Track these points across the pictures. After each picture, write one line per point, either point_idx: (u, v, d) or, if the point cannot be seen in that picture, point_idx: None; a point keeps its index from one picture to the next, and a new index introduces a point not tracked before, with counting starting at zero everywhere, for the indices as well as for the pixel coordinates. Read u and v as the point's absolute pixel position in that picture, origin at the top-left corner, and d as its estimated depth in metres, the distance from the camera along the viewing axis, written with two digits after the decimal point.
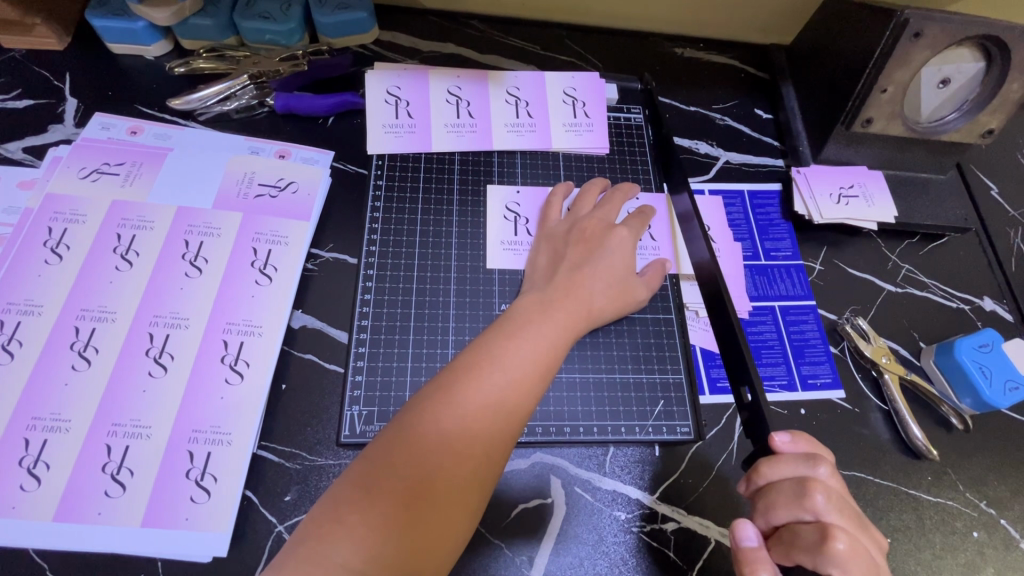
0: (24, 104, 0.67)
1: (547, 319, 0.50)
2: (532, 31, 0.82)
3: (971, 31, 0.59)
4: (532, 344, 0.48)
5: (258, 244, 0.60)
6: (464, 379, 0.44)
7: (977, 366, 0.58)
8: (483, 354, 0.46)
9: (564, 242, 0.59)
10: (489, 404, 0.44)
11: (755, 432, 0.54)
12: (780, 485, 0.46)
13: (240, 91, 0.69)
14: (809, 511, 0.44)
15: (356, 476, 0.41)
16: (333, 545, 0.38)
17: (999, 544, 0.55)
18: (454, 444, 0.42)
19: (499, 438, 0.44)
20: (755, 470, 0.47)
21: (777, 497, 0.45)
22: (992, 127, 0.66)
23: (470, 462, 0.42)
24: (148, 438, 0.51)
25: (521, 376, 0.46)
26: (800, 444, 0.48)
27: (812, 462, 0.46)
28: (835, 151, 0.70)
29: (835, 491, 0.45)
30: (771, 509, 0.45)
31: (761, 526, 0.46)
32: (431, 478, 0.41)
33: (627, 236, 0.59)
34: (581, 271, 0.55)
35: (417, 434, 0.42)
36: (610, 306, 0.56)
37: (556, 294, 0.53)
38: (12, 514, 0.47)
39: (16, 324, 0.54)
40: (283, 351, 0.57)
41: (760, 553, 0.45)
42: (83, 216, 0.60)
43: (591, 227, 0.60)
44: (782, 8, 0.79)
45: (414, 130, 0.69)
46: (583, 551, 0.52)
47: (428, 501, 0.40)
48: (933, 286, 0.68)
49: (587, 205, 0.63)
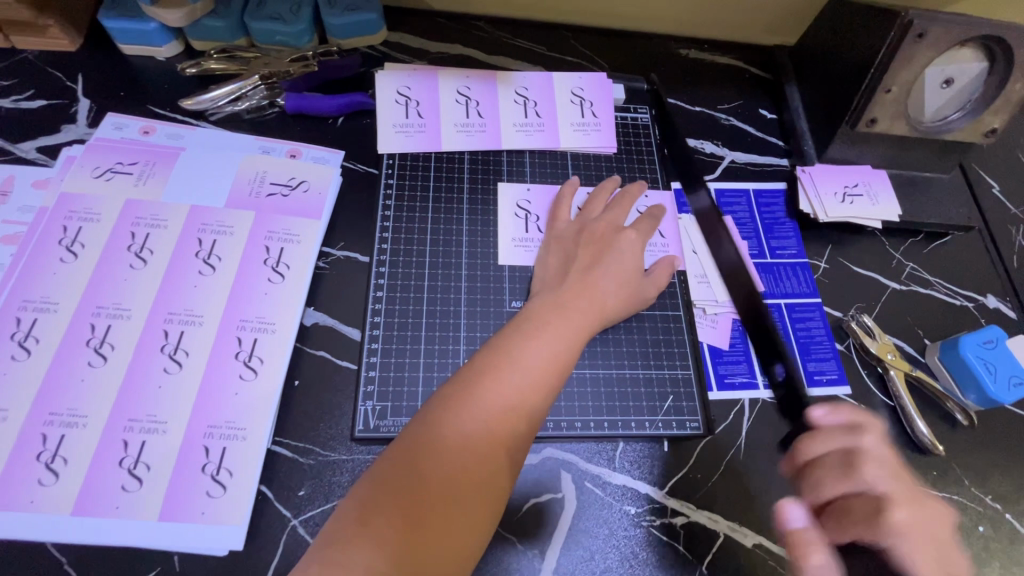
0: (37, 104, 0.68)
1: (561, 319, 0.51)
2: (538, 32, 0.82)
3: (972, 32, 0.60)
4: (548, 344, 0.48)
5: (270, 243, 0.61)
6: (481, 382, 0.45)
7: (981, 361, 0.59)
8: (498, 356, 0.47)
9: (573, 244, 0.60)
10: (508, 406, 0.45)
11: (791, 411, 0.58)
12: (825, 459, 0.47)
13: (251, 91, 0.70)
14: (858, 484, 0.45)
15: (376, 481, 0.41)
16: (356, 550, 0.39)
17: (1005, 538, 0.56)
18: (474, 446, 0.43)
19: (516, 437, 0.44)
20: (798, 448, 0.48)
21: (825, 471, 0.46)
22: (995, 126, 0.67)
23: (489, 462, 0.43)
24: (164, 433, 0.51)
25: (537, 377, 0.46)
26: (839, 415, 0.49)
27: (855, 433, 0.47)
28: (840, 150, 0.70)
29: (883, 461, 0.45)
30: (819, 485, 0.46)
31: (811, 502, 0.46)
32: (451, 481, 0.41)
33: (635, 238, 0.60)
34: (593, 272, 0.56)
35: (436, 437, 0.43)
36: (622, 306, 0.57)
37: (568, 295, 0.54)
38: (31, 508, 0.48)
39: (33, 321, 0.54)
40: (295, 348, 0.58)
41: (809, 535, 0.42)
42: (98, 214, 0.60)
43: (598, 229, 0.61)
44: (787, 9, 0.80)
45: (424, 129, 0.70)
46: (594, 545, 0.53)
47: (448, 504, 0.41)
48: (937, 284, 0.68)
49: (598, 206, 0.64)
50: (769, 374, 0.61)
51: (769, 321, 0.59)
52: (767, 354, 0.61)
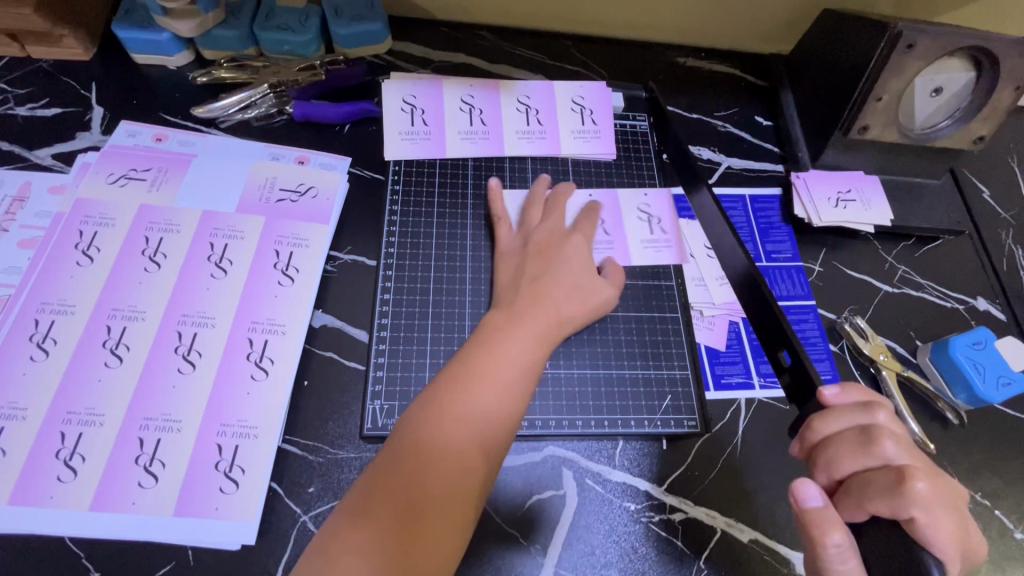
0: (53, 112, 0.70)
1: (522, 326, 0.54)
2: (539, 41, 0.84)
3: (960, 42, 0.62)
4: (509, 351, 0.51)
5: (280, 247, 0.63)
6: (448, 392, 0.48)
7: (971, 361, 0.61)
8: (465, 366, 0.50)
9: (522, 256, 0.62)
10: (478, 407, 0.48)
11: (799, 397, 0.53)
12: (838, 437, 0.44)
13: (261, 99, 0.72)
14: (876, 458, 0.42)
15: (358, 493, 0.44)
16: (344, 557, 0.41)
17: (994, 533, 0.57)
18: (450, 447, 0.46)
19: (488, 437, 0.47)
20: (809, 426, 0.46)
21: (840, 448, 0.44)
22: (984, 133, 0.69)
23: (464, 462, 0.46)
24: (178, 432, 0.53)
25: (500, 383, 0.49)
26: (851, 395, 0.47)
27: (868, 409, 0.44)
28: (834, 156, 0.72)
29: (899, 435, 0.43)
30: (834, 463, 0.43)
31: (824, 481, 0.44)
32: (426, 480, 0.44)
33: (581, 242, 0.63)
34: (544, 280, 0.58)
35: (410, 447, 0.45)
36: (580, 314, 0.59)
37: (523, 303, 0.56)
38: (50, 504, 0.50)
39: (51, 323, 0.56)
40: (305, 349, 0.60)
41: (828, 513, 0.41)
42: (113, 219, 0.62)
43: (545, 239, 0.63)
44: (782, 18, 0.82)
45: (430, 136, 0.71)
46: (596, 540, 0.54)
47: (425, 507, 0.43)
48: (928, 286, 0.70)
49: (536, 214, 0.66)
50: (774, 360, 0.56)
51: (775, 309, 0.55)
52: (772, 339, 0.57)
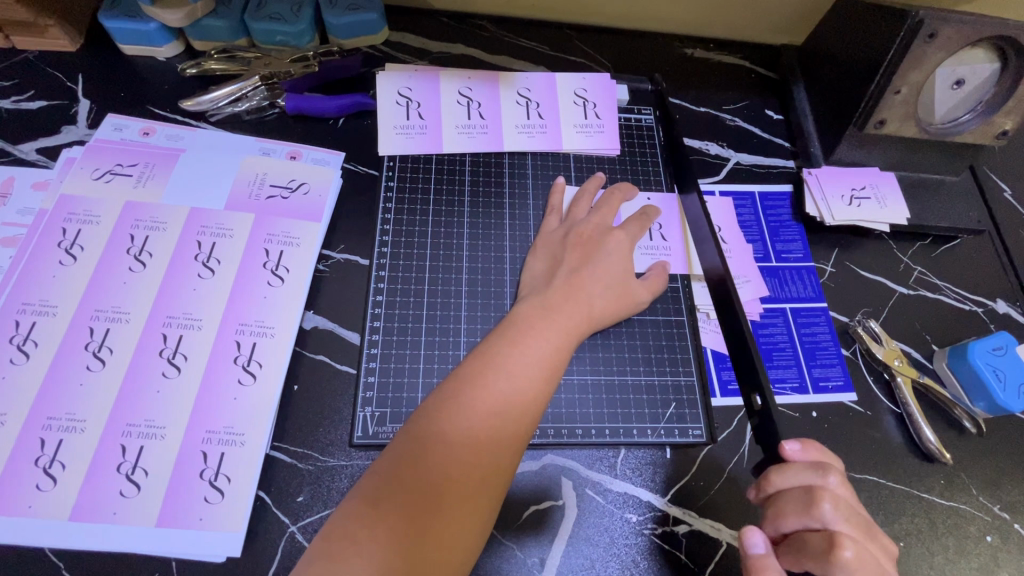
0: (38, 105, 0.68)
1: (549, 323, 0.52)
2: (542, 32, 0.81)
3: (984, 33, 0.58)
4: (536, 350, 0.49)
5: (270, 246, 0.61)
6: (470, 386, 0.46)
7: (991, 368, 0.58)
8: (487, 361, 0.47)
9: (560, 249, 0.60)
10: (503, 403, 0.45)
11: (765, 440, 0.54)
12: (788, 493, 0.47)
13: (252, 92, 0.69)
14: (816, 520, 0.44)
15: (366, 492, 0.41)
16: (344, 561, 0.38)
17: (1014, 549, 0.54)
18: (472, 442, 0.43)
19: (513, 435, 0.45)
20: (766, 478, 0.48)
21: (785, 505, 0.46)
22: (1007, 128, 0.65)
23: (485, 457, 0.43)
24: (162, 438, 0.51)
25: (525, 381, 0.47)
26: (809, 453, 0.49)
27: (821, 471, 0.46)
28: (848, 152, 0.69)
29: (843, 500, 0.45)
30: (779, 517, 0.46)
31: (768, 534, 0.47)
32: (448, 474, 0.42)
33: (623, 240, 0.61)
34: (580, 274, 0.57)
35: (425, 446, 0.43)
36: (610, 309, 0.57)
37: (555, 299, 0.54)
38: (28, 513, 0.48)
39: (32, 324, 0.54)
40: (295, 351, 0.58)
41: (768, 561, 0.45)
42: (98, 217, 0.60)
43: (587, 231, 0.61)
44: (794, 9, 0.79)
45: (426, 131, 0.69)
46: (594, 553, 0.52)
47: (437, 510, 0.41)
48: (945, 288, 0.67)
49: (582, 210, 0.64)
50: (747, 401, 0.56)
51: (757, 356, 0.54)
52: (747, 381, 0.56)
